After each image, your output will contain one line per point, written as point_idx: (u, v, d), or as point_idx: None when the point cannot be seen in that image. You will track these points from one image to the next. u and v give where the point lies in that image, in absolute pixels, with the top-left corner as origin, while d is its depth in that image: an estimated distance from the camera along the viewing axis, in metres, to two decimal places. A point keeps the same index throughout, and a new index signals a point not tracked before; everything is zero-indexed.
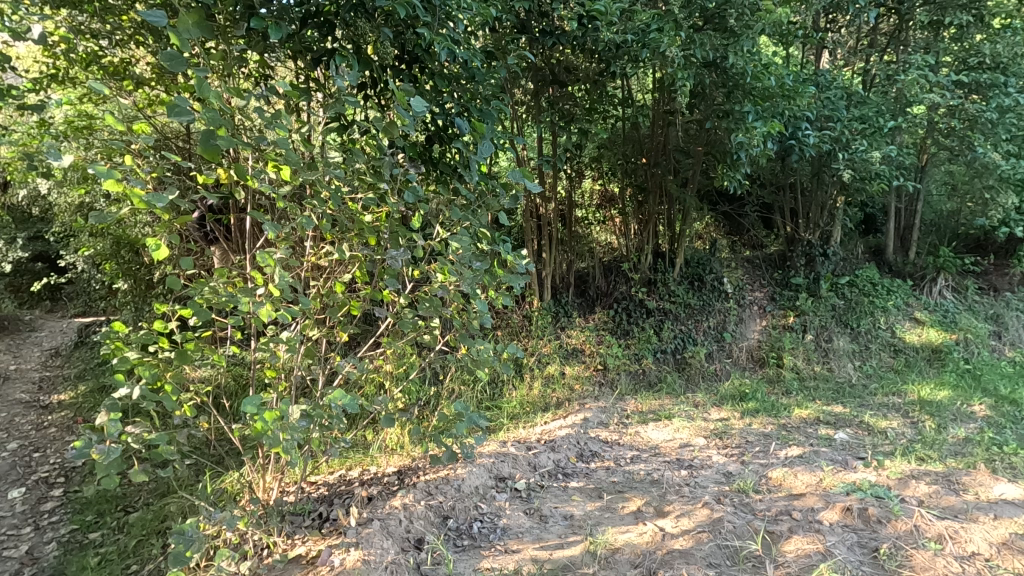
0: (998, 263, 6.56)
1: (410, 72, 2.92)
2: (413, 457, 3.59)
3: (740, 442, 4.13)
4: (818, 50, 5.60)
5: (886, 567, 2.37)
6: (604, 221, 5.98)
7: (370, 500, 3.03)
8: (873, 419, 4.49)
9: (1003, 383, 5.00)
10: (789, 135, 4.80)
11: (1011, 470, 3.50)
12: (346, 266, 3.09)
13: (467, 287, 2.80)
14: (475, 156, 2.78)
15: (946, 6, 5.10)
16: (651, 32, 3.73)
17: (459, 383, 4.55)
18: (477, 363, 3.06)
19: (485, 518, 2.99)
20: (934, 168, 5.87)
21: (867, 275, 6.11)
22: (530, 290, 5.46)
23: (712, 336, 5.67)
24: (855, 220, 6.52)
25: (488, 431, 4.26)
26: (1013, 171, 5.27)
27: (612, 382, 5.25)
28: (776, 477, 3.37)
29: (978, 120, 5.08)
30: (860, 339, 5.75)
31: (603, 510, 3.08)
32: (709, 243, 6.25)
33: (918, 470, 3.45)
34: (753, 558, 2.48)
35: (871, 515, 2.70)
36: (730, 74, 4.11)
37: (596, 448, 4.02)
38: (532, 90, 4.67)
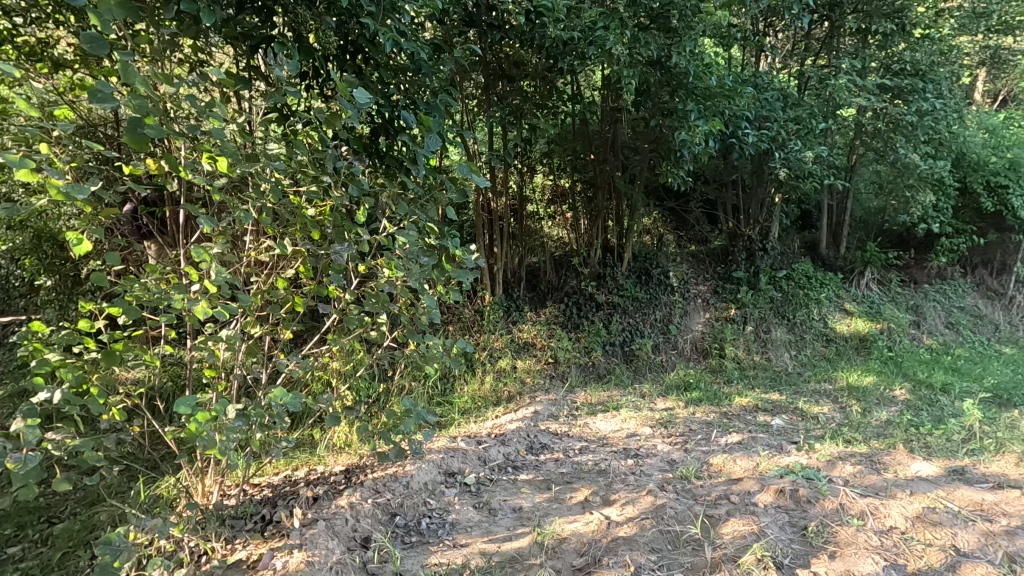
0: (918, 257, 6.99)
1: (355, 63, 2.83)
2: (362, 455, 3.54)
3: (684, 430, 4.28)
4: (758, 53, 5.81)
5: (813, 544, 2.52)
6: (555, 216, 6.03)
7: (316, 500, 2.97)
8: (806, 405, 4.76)
9: (921, 368, 5.39)
10: (730, 134, 4.97)
11: (926, 448, 3.78)
12: (290, 261, 3.01)
13: (414, 282, 2.77)
14: (422, 150, 2.81)
15: (872, 14, 5.40)
16: (597, 29, 3.79)
17: (410, 379, 4.49)
18: (426, 359, 3.04)
19: (434, 514, 2.99)
20: (863, 168, 6.21)
21: (803, 268, 6.43)
22: (482, 285, 5.45)
23: (659, 328, 5.84)
24: (791, 216, 6.84)
25: (438, 426, 4.25)
26: (930, 171, 5.66)
27: (563, 375, 5.34)
28: (717, 463, 3.51)
29: (901, 122, 5.50)
30: (796, 330, 6.05)
31: (551, 501, 3.13)
32: (656, 238, 6.40)
33: (845, 452, 3.68)
34: (693, 542, 2.58)
35: (802, 495, 2.86)
36: (674, 73, 4.22)
37: (546, 440, 4.08)
38: (482, 85, 4.65)
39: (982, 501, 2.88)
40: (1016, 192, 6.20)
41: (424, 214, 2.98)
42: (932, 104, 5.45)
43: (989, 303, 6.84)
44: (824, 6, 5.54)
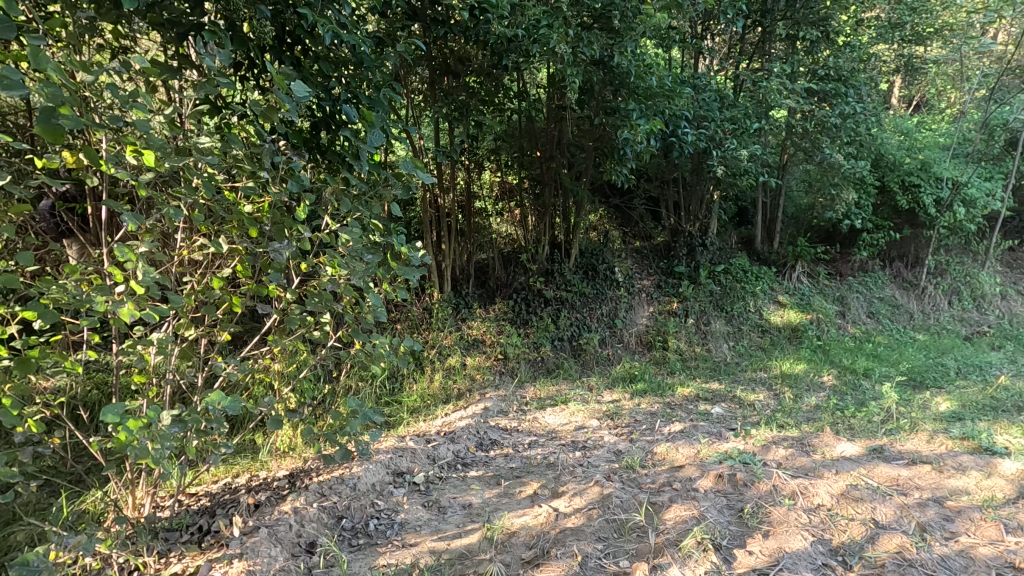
0: (843, 251, 7.50)
1: (293, 56, 2.72)
2: (307, 459, 3.44)
3: (630, 421, 4.40)
4: (696, 54, 6.00)
5: (748, 524, 2.65)
6: (503, 213, 6.03)
7: (258, 507, 2.86)
8: (743, 393, 5.00)
9: (846, 356, 5.77)
10: (670, 133, 5.13)
11: (850, 430, 4.05)
12: (225, 259, 2.89)
13: (359, 280, 2.71)
14: (365, 146, 2.73)
15: (799, 22, 5.68)
16: (541, 28, 3.80)
17: (356, 379, 4.39)
18: (372, 359, 2.98)
19: (382, 514, 2.95)
20: (794, 167, 6.54)
21: (740, 263, 6.71)
22: (429, 283, 5.41)
23: (605, 322, 5.97)
24: (729, 213, 7.14)
25: (386, 426, 4.19)
26: (852, 171, 6.04)
27: (512, 371, 5.38)
28: (660, 452, 3.63)
29: (826, 124, 5.85)
30: (734, 322, 6.32)
31: (500, 496, 3.15)
32: (602, 234, 6.53)
33: (778, 436, 3.88)
34: (637, 529, 2.66)
35: (739, 479, 3.01)
36: (616, 73, 4.32)
37: (495, 436, 4.11)
38: (427, 79, 4.59)
39: (897, 476, 3.13)
40: (926, 191, 6.70)
41: (369, 210, 2.92)
42: (854, 107, 5.82)
43: (905, 294, 7.36)
44: (756, 13, 5.78)
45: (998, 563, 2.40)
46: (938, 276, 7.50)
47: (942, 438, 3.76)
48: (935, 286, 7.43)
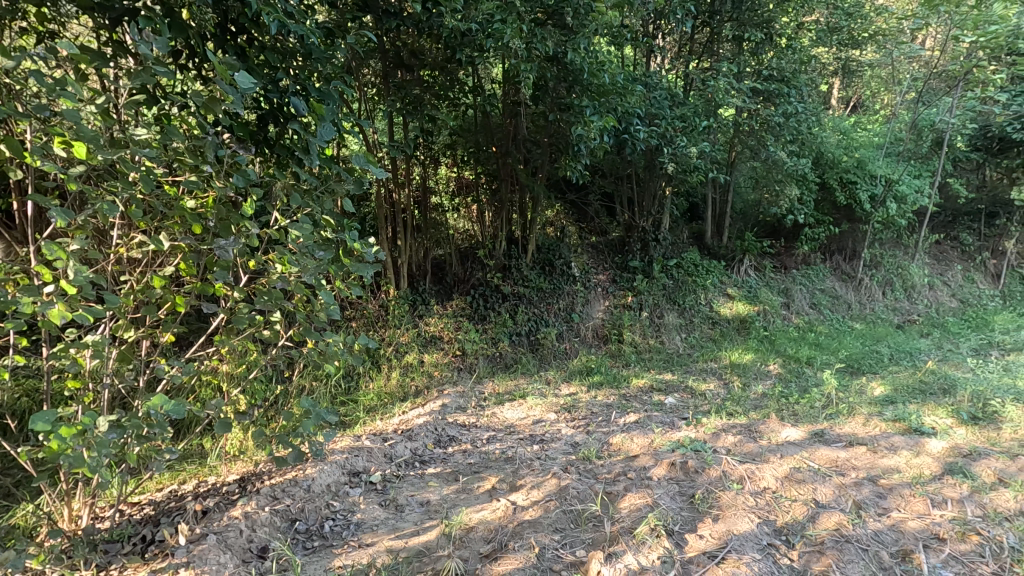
0: (787, 245, 7.83)
1: (237, 46, 2.62)
2: (259, 462, 3.34)
3: (587, 413, 4.48)
4: (649, 53, 6.12)
5: (700, 509, 2.75)
6: (459, 208, 5.98)
7: (206, 514, 2.76)
8: (695, 383, 5.17)
9: (790, 345, 6.05)
10: (623, 130, 5.21)
11: (794, 415, 4.25)
12: (167, 257, 2.76)
13: (310, 277, 2.64)
14: (315, 139, 2.65)
15: (745, 23, 5.88)
16: (495, 22, 3.77)
17: (310, 379, 4.29)
18: (325, 358, 2.91)
19: (338, 515, 2.90)
20: (741, 164, 6.77)
21: (691, 257, 6.91)
22: (385, 279, 5.32)
23: (562, 317, 6.04)
24: (681, 208, 7.33)
25: (341, 426, 4.12)
26: (795, 168, 6.32)
27: (470, 367, 5.37)
28: (616, 442, 3.71)
29: (770, 123, 6.09)
30: (686, 314, 6.51)
31: (459, 492, 3.15)
32: (559, 230, 6.59)
33: (728, 424, 4.03)
34: (594, 518, 2.71)
35: (691, 466, 3.11)
36: (570, 70, 4.36)
37: (453, 433, 4.10)
38: (380, 72, 4.49)
39: (836, 458, 3.30)
40: (862, 188, 7.07)
41: (320, 206, 2.85)
42: (796, 107, 6.08)
43: (844, 285, 7.75)
44: (705, 13, 5.95)
45: (925, 535, 2.57)
46: (873, 268, 7.92)
47: (876, 420, 3.99)
48: (871, 278, 7.85)
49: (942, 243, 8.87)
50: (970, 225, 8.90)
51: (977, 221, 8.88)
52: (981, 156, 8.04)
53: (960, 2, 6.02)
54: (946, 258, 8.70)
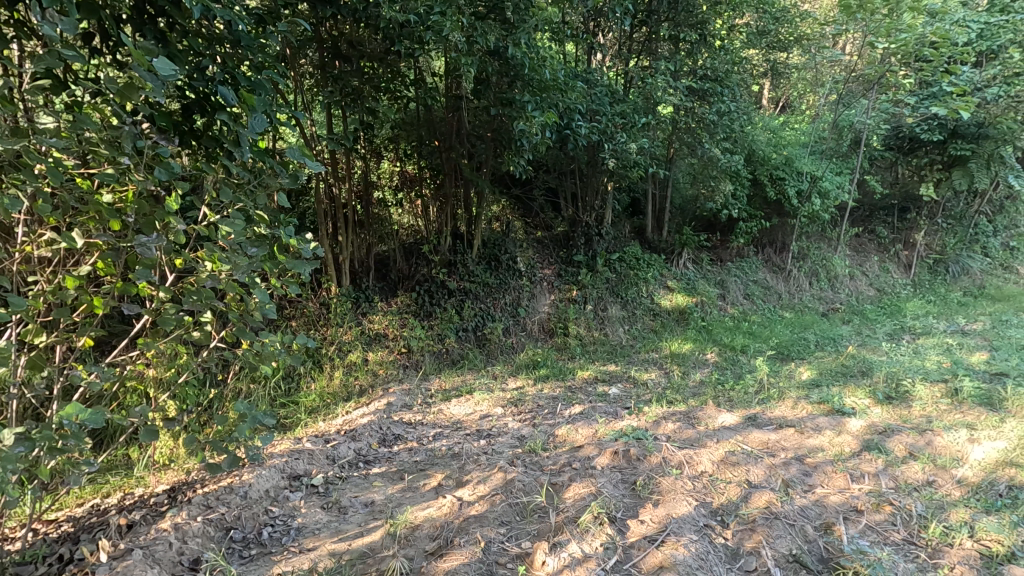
0: (723, 239, 8.16)
1: (155, 29, 2.45)
2: (191, 470, 3.18)
3: (533, 407, 4.53)
4: (589, 50, 6.20)
5: (641, 495, 2.83)
6: (402, 203, 5.88)
7: (131, 528, 2.60)
8: (637, 373, 5.33)
9: (726, 334, 6.33)
10: (564, 125, 5.28)
11: (730, 401, 4.46)
12: (82, 255, 2.57)
13: (242, 275, 2.52)
14: (246, 131, 2.52)
15: (681, 23, 6.07)
16: (434, 14, 3.70)
17: (246, 381, 4.12)
18: (261, 359, 2.80)
19: (277, 521, 2.80)
20: (679, 160, 6.99)
21: (633, 251, 7.08)
22: (326, 276, 5.17)
23: (508, 311, 6.07)
24: (623, 203, 7.49)
25: (282, 430, 3.98)
26: (728, 164, 6.60)
27: (416, 364, 5.32)
28: (561, 434, 3.77)
29: (705, 121, 6.32)
30: (629, 307, 6.68)
31: (405, 491, 3.11)
32: (504, 225, 6.60)
33: (668, 412, 4.17)
34: (539, 510, 2.75)
35: (633, 454, 3.20)
36: (511, 64, 4.35)
37: (399, 431, 4.05)
38: (317, 62, 4.34)
39: (767, 440, 3.49)
40: (790, 184, 7.46)
41: (253, 201, 2.73)
42: (728, 106, 6.33)
43: (774, 277, 8.17)
44: (642, 12, 6.09)
45: (844, 508, 2.76)
46: (801, 260, 8.39)
47: (803, 403, 4.23)
48: (799, 269, 8.32)
49: (861, 236, 9.50)
50: (885, 219, 9.58)
51: (891, 215, 9.57)
52: (894, 155, 8.66)
53: (873, 10, 6.29)
54: (865, 250, 9.33)
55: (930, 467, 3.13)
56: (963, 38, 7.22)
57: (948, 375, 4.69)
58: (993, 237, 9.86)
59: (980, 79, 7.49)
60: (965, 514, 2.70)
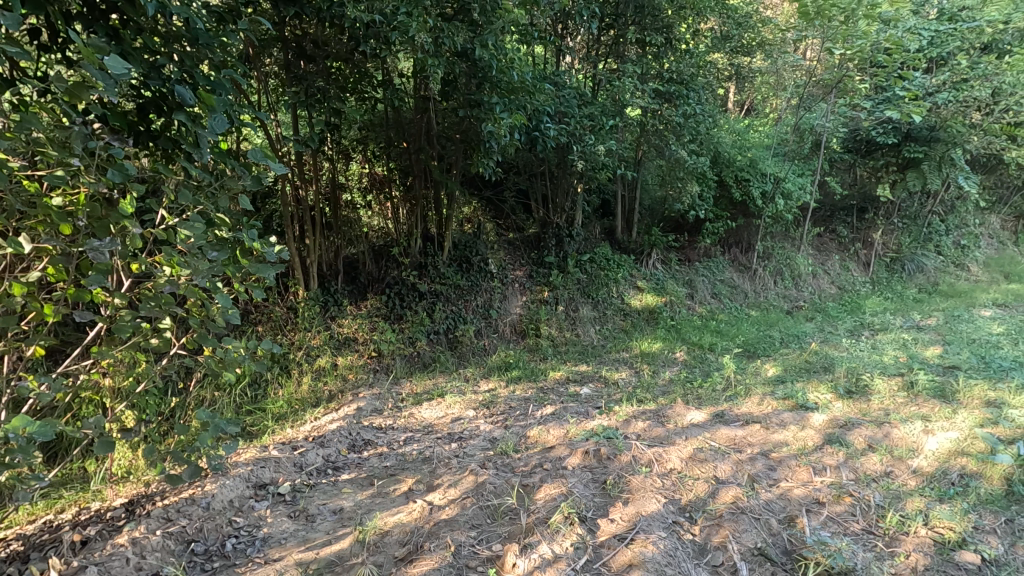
0: (690, 239, 8.30)
1: (107, 26, 2.35)
2: (150, 483, 3.06)
3: (505, 408, 4.53)
4: (558, 53, 6.25)
5: (610, 494, 2.85)
6: (371, 205, 5.82)
7: (85, 544, 2.50)
8: (608, 372, 5.39)
9: (694, 333, 6.45)
10: (533, 127, 5.31)
11: (698, 399, 4.53)
12: (31, 261, 2.45)
13: (202, 280, 2.46)
14: (205, 132, 2.44)
15: (646, 27, 6.15)
16: (399, 15, 3.67)
17: (210, 389, 4.01)
18: (223, 365, 2.71)
19: (241, 532, 2.73)
20: (648, 162, 7.09)
21: (604, 252, 7.15)
22: (293, 280, 5.07)
23: (480, 313, 6.05)
24: (593, 205, 7.55)
25: (248, 438, 3.88)
26: (695, 166, 6.73)
27: (387, 368, 5.27)
28: (533, 434, 3.77)
29: (671, 123, 6.43)
30: (600, 307, 6.75)
31: (374, 497, 3.06)
32: (475, 226, 6.58)
33: (638, 410, 4.22)
34: (510, 511, 2.75)
35: (603, 454, 3.23)
36: (479, 66, 4.33)
37: (369, 436, 4.00)
38: (281, 62, 4.23)
39: (734, 436, 3.56)
40: (754, 185, 7.66)
41: (213, 203, 2.64)
42: (694, 109, 6.46)
43: (741, 276, 8.34)
44: (609, 16, 6.17)
45: (807, 501, 2.84)
46: (765, 259, 8.59)
47: (769, 399, 4.34)
48: (764, 268, 8.51)
49: (822, 236, 9.79)
50: (845, 219, 9.89)
51: (850, 216, 9.88)
52: (852, 157, 8.97)
53: (830, 17, 6.53)
54: (826, 250, 9.61)
55: (887, 458, 3.24)
56: (915, 45, 7.52)
57: (905, 369, 4.87)
58: (946, 236, 10.26)
59: (931, 85, 7.82)
60: (920, 502, 2.80)
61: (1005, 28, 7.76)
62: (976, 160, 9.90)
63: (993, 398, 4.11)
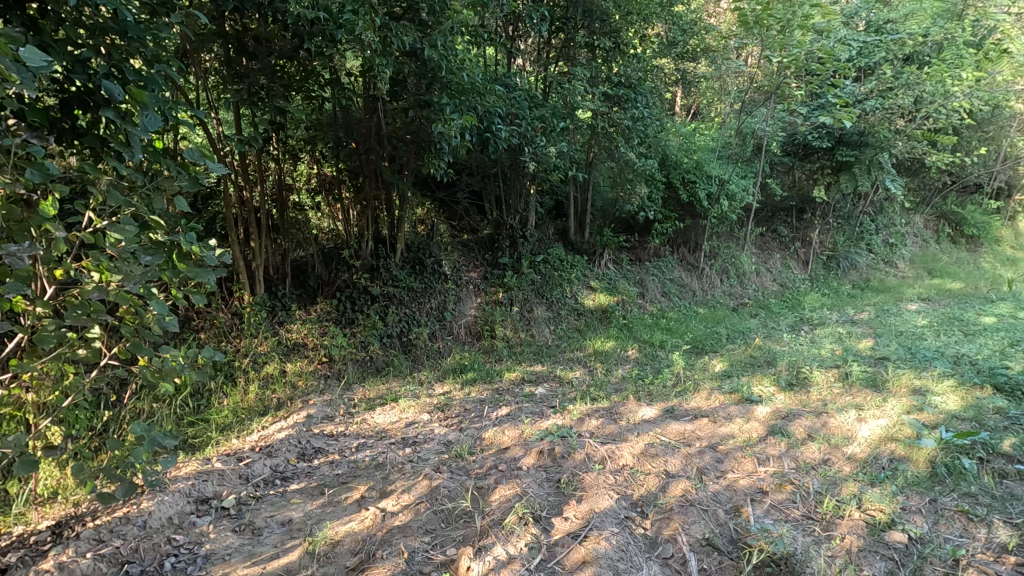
0: (641, 239, 8.48)
1: (25, 15, 2.17)
2: (80, 503, 2.88)
3: (459, 411, 4.50)
4: (509, 55, 6.27)
5: (564, 492, 2.88)
6: (321, 206, 5.69)
7: (5, 572, 2.34)
8: (563, 372, 5.44)
9: (645, 331, 6.60)
10: (485, 128, 5.30)
11: (649, 395, 4.63)
12: None
13: (135, 286, 2.35)
14: (136, 130, 2.30)
15: (594, 31, 6.25)
16: (345, 13, 3.58)
17: (147, 400, 3.81)
18: (160, 375, 2.58)
19: (181, 550, 2.60)
20: (599, 164, 7.21)
21: (557, 252, 7.21)
22: (237, 284, 4.87)
23: (434, 316, 6.00)
24: (546, 206, 7.60)
25: (189, 450, 3.70)
26: (643, 168, 6.89)
27: (338, 373, 5.15)
28: (488, 436, 3.76)
29: (620, 126, 6.56)
30: (554, 307, 6.81)
31: (325, 506, 2.98)
32: (428, 228, 6.52)
33: (592, 409, 4.27)
34: (464, 515, 2.73)
35: (557, 453, 3.26)
36: (428, 66, 4.29)
37: (320, 444, 3.90)
38: (221, 58, 4.02)
39: (684, 431, 3.66)
40: (701, 186, 7.91)
41: (147, 205, 2.49)
42: (642, 112, 6.61)
43: (689, 275, 8.59)
44: (559, 19, 6.24)
45: (752, 491, 2.94)
46: (712, 259, 8.88)
47: (716, 394, 4.48)
48: (710, 267, 8.80)
49: (765, 235, 10.21)
50: (786, 220, 10.34)
51: (790, 216, 10.34)
52: (790, 160, 9.40)
53: (768, 26, 6.83)
54: (769, 249, 10.03)
55: (825, 446, 3.41)
56: (845, 55, 7.96)
57: (841, 361, 5.13)
58: (876, 235, 10.89)
59: (860, 92, 8.30)
60: (854, 487, 2.96)
61: (924, 41, 8.33)
62: (901, 164, 10.56)
63: (918, 385, 4.39)
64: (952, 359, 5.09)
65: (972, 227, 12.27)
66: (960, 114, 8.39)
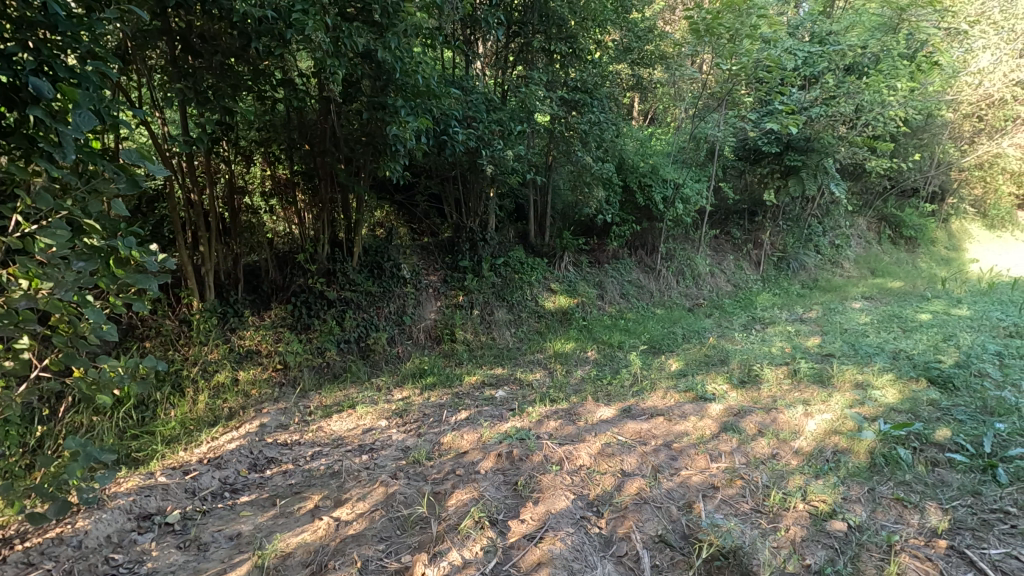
0: (600, 241, 8.60)
1: None
2: (8, 524, 2.64)
3: (418, 416, 4.46)
4: (466, 58, 6.27)
5: (521, 494, 2.90)
6: (275, 210, 5.56)
7: None
8: (523, 374, 5.47)
9: (604, 332, 6.71)
10: (441, 131, 5.28)
11: (607, 395, 4.71)
12: None
13: (67, 293, 2.22)
14: (68, 130, 2.18)
15: (551, 36, 6.31)
16: (295, 12, 3.50)
17: (87, 414, 3.61)
18: (97, 388, 2.45)
19: (121, 570, 2.48)
20: (558, 167, 7.27)
21: (517, 255, 7.24)
22: (185, 290, 4.70)
23: (393, 320, 5.93)
24: (506, 209, 7.62)
25: (132, 465, 3.54)
26: (600, 172, 7.00)
27: (294, 380, 5.04)
28: (447, 441, 3.74)
29: (577, 130, 6.64)
30: (514, 310, 6.83)
31: (276, 518, 2.90)
32: (387, 231, 6.46)
33: (551, 410, 4.31)
34: (420, 521, 2.70)
35: (516, 455, 3.28)
36: (382, 68, 4.25)
37: (272, 454, 3.80)
38: (167, 55, 3.88)
39: (640, 430, 3.73)
40: (657, 190, 8.09)
41: (82, 209, 2.38)
42: (598, 117, 6.71)
43: (647, 276, 8.78)
44: (515, 24, 6.27)
45: (704, 487, 3.01)
46: (668, 260, 9.09)
47: (672, 392, 4.59)
48: (667, 269, 9.01)
49: (719, 237, 10.53)
50: (738, 222, 10.68)
51: (743, 218, 10.69)
52: (742, 164, 9.72)
53: (718, 34, 7.05)
54: (722, 250, 10.35)
55: (774, 442, 3.53)
56: (791, 64, 8.30)
57: (789, 358, 5.34)
58: (823, 236, 11.36)
59: (805, 100, 8.65)
60: (800, 480, 3.07)
61: (862, 52, 8.75)
62: (844, 168, 11.05)
63: (860, 380, 4.61)
64: (891, 355, 5.34)
65: (910, 229, 12.92)
66: (896, 122, 8.85)
